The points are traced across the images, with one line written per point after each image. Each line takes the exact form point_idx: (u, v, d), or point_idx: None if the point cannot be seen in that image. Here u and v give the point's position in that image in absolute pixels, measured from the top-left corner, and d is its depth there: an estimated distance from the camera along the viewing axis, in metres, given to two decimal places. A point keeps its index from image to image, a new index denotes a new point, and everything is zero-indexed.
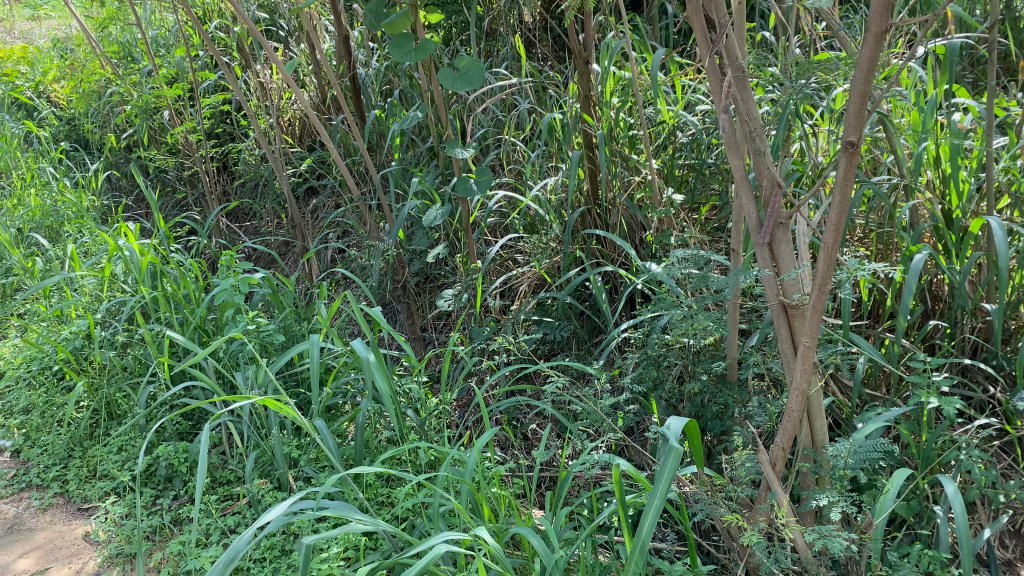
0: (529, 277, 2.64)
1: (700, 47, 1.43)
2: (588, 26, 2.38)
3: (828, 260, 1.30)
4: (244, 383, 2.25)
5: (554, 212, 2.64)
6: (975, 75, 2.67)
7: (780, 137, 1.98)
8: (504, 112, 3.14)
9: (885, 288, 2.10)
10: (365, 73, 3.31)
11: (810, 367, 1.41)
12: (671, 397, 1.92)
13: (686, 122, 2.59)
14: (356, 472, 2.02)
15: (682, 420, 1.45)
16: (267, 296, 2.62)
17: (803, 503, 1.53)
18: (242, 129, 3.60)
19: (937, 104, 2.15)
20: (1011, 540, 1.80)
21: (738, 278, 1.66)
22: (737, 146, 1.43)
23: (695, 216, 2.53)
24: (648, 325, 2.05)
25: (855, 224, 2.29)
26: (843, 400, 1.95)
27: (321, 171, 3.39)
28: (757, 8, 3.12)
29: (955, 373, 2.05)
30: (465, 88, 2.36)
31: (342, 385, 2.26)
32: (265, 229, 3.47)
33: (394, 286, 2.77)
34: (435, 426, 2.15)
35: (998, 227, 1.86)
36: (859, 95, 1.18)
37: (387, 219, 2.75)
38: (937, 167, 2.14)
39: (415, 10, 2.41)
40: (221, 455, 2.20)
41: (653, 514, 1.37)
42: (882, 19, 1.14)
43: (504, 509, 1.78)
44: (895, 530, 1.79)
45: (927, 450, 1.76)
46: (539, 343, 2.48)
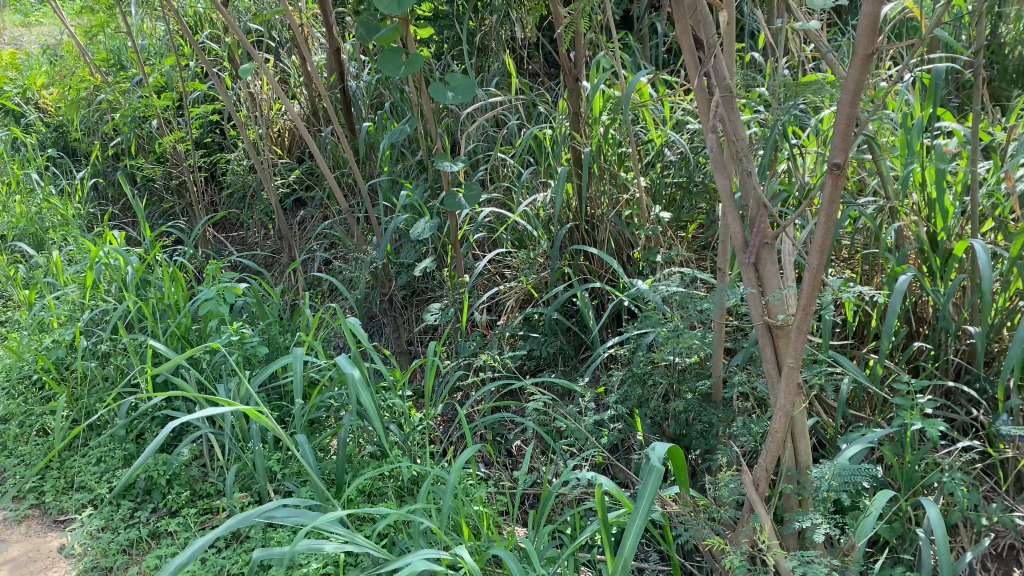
0: (515, 293, 2.63)
1: (688, 67, 1.42)
2: (578, 44, 2.40)
3: (812, 282, 1.29)
4: (227, 394, 2.23)
5: (542, 228, 2.66)
6: (960, 100, 2.70)
7: (766, 158, 1.99)
8: (494, 128, 3.15)
9: (870, 309, 2.11)
10: (356, 86, 3.31)
11: (794, 388, 1.40)
12: (657, 414, 1.91)
13: (674, 141, 2.60)
14: (337, 487, 1.99)
15: (666, 441, 1.45)
16: (251, 306, 2.60)
17: (786, 525, 1.52)
18: (231, 140, 3.59)
19: (923, 127, 2.17)
20: (993, 563, 1.80)
21: (725, 297, 1.66)
22: (723, 165, 1.44)
23: (682, 234, 2.53)
24: (634, 342, 2.05)
25: (841, 245, 2.30)
26: (827, 421, 1.95)
27: (310, 182, 3.38)
28: (747, 29, 3.14)
29: (939, 395, 2.06)
30: (455, 102, 2.37)
31: (325, 399, 2.24)
32: (251, 240, 3.45)
33: (381, 299, 2.76)
34: (418, 442, 2.13)
35: (982, 250, 1.88)
36: (846, 116, 1.18)
37: (375, 232, 2.73)
38: (922, 190, 2.16)
39: (405, 24, 2.41)
40: (201, 468, 2.17)
41: (635, 532, 1.36)
42: (870, 41, 1.13)
43: (485, 527, 1.78)
44: (877, 552, 1.79)
45: (911, 472, 1.76)
46: (526, 359, 2.47)
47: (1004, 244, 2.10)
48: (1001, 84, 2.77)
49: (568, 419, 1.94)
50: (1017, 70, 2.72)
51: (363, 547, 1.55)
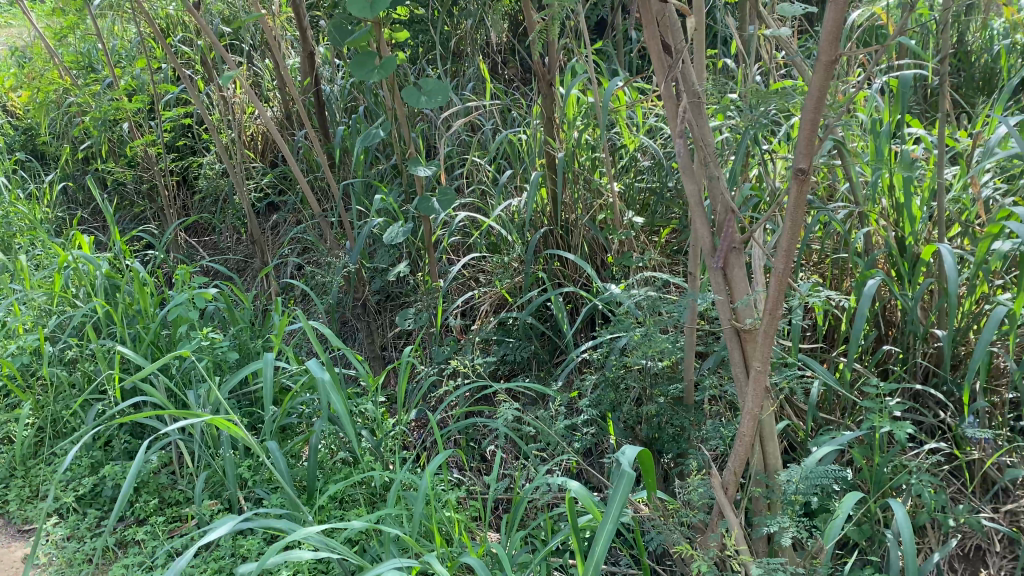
0: (489, 297, 2.63)
1: (656, 73, 1.43)
2: (552, 50, 2.41)
3: (778, 286, 1.30)
4: (196, 400, 2.20)
5: (516, 232, 2.66)
6: (927, 107, 2.74)
7: (737, 164, 2.01)
8: (469, 132, 3.14)
9: (839, 313, 2.13)
10: (330, 90, 3.29)
11: (762, 392, 1.41)
12: (629, 419, 1.91)
13: (647, 146, 2.62)
14: (308, 494, 1.97)
15: (636, 445, 1.45)
16: (221, 311, 2.58)
17: (755, 529, 1.53)
18: (203, 143, 3.56)
19: (891, 133, 2.20)
20: (960, 564, 1.82)
21: (695, 301, 1.66)
22: (691, 170, 1.45)
23: (655, 239, 2.54)
24: (607, 346, 2.05)
25: (811, 249, 2.32)
26: (798, 423, 1.97)
27: (283, 186, 3.36)
28: (719, 35, 3.18)
29: (907, 397, 2.08)
30: (429, 106, 2.36)
31: (297, 405, 2.22)
32: (224, 245, 3.41)
33: (354, 304, 2.74)
34: (390, 448, 2.12)
35: (948, 255, 1.90)
36: (810, 123, 1.19)
37: (348, 236, 2.71)
38: (890, 195, 2.19)
39: (378, 28, 2.41)
40: (170, 476, 2.14)
41: (605, 536, 1.36)
42: (832, 49, 1.14)
43: (457, 533, 1.77)
44: (846, 554, 1.80)
45: (879, 474, 1.78)
46: (499, 363, 2.46)
47: (970, 249, 2.13)
48: (968, 91, 2.89)
49: (541, 424, 1.93)
50: (983, 77, 2.85)
51: (333, 554, 1.53)
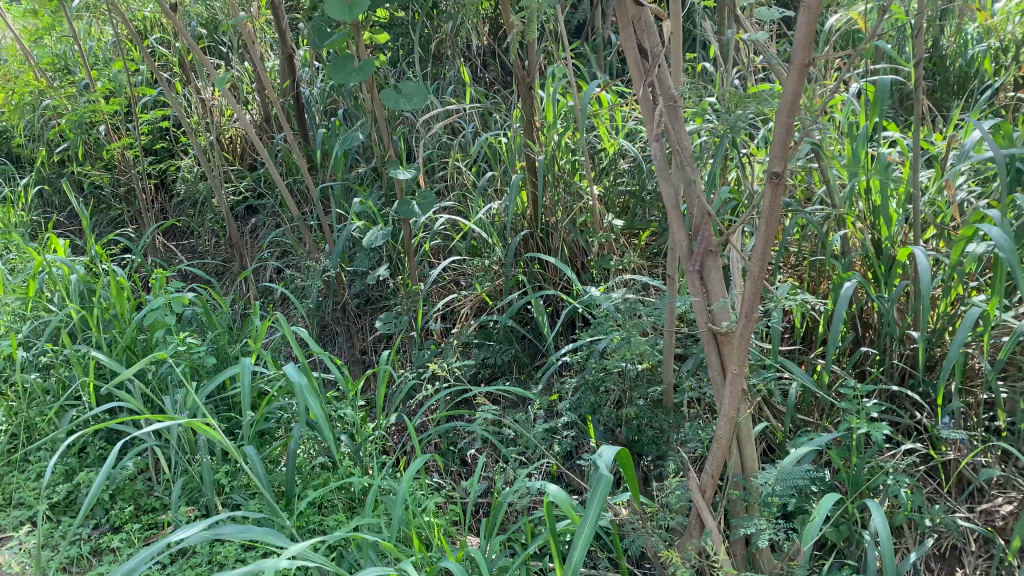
0: (469, 301, 2.63)
1: (632, 76, 1.43)
2: (531, 53, 2.41)
3: (754, 289, 1.31)
4: (173, 405, 2.18)
5: (497, 235, 2.65)
6: (902, 110, 2.77)
7: (715, 167, 2.02)
8: (449, 135, 3.14)
9: (817, 315, 2.15)
10: (310, 93, 3.28)
11: (738, 395, 1.42)
12: (609, 421, 1.91)
13: (627, 150, 2.62)
14: (286, 499, 1.96)
15: (615, 447, 1.45)
16: (199, 315, 2.55)
17: (732, 532, 1.54)
18: (181, 146, 3.53)
19: (867, 136, 2.22)
20: (937, 564, 1.83)
21: (673, 304, 1.67)
22: (667, 173, 1.45)
23: (635, 242, 2.55)
24: (587, 349, 2.05)
25: (789, 252, 2.33)
26: (776, 425, 1.98)
27: (262, 190, 3.34)
28: (698, 39, 3.20)
29: (884, 398, 2.10)
30: (409, 109, 2.35)
31: (275, 410, 2.20)
32: (202, 248, 3.39)
33: (334, 308, 2.72)
34: (370, 452, 2.11)
35: (923, 257, 1.92)
36: (785, 127, 1.20)
37: (327, 239, 2.69)
38: (867, 198, 2.21)
39: (357, 31, 2.40)
40: (147, 482, 2.12)
41: (583, 539, 1.36)
42: (805, 53, 1.15)
43: (436, 538, 1.77)
44: (824, 555, 1.81)
45: (856, 475, 1.79)
46: (480, 367, 2.45)
47: (945, 251, 2.15)
48: (943, 95, 2.92)
49: (520, 427, 1.93)
50: (958, 82, 2.88)
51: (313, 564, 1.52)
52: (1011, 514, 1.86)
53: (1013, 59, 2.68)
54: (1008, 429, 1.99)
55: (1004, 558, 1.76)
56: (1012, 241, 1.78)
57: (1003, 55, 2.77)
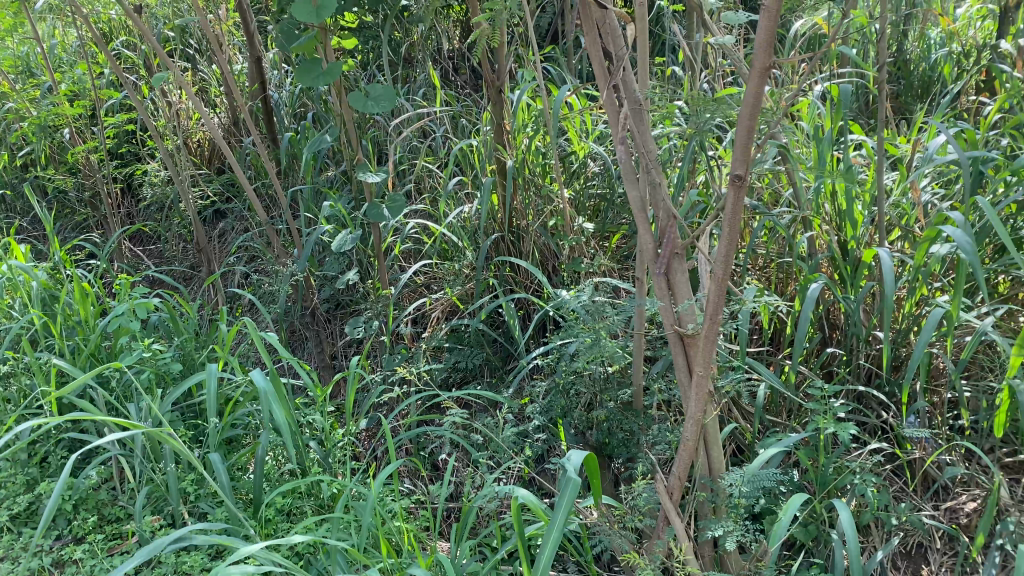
0: (440, 304, 2.61)
1: (598, 79, 1.44)
2: (501, 56, 2.41)
3: (718, 292, 1.32)
4: (138, 413, 2.15)
5: (468, 239, 2.65)
6: (868, 113, 2.81)
7: (683, 170, 2.03)
8: (419, 139, 3.12)
9: (785, 316, 2.17)
10: (279, 96, 3.25)
11: (704, 396, 1.42)
12: (579, 424, 1.91)
13: (597, 153, 2.63)
14: (254, 506, 1.94)
15: (583, 450, 1.45)
16: (165, 321, 2.52)
17: (701, 534, 1.54)
18: (147, 150, 3.49)
19: (833, 139, 2.24)
20: (903, 562, 1.85)
21: (641, 306, 1.68)
22: (633, 177, 1.46)
23: (606, 245, 2.56)
24: (557, 352, 2.05)
25: (757, 255, 2.35)
26: (745, 427, 1.99)
27: (230, 194, 3.30)
28: (667, 43, 3.23)
29: (851, 398, 2.12)
30: (377, 112, 2.33)
31: (242, 417, 2.18)
32: (169, 253, 3.34)
33: (303, 313, 2.70)
34: (339, 459, 2.09)
35: (888, 258, 1.94)
36: (746, 131, 1.21)
37: (296, 244, 2.67)
38: (833, 200, 2.23)
39: (324, 34, 2.38)
40: (111, 491, 2.08)
41: (551, 543, 1.36)
42: (766, 57, 1.16)
43: (406, 544, 1.76)
44: (793, 555, 1.83)
45: (824, 475, 1.81)
46: (451, 371, 2.44)
47: (910, 252, 2.18)
48: (908, 98, 2.96)
49: (491, 431, 1.92)
50: (922, 85, 2.93)
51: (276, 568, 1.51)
52: (975, 512, 1.88)
53: (973, 63, 2.72)
54: (971, 427, 2.02)
55: (969, 556, 1.79)
56: (974, 242, 1.81)
57: (965, 59, 2.82)
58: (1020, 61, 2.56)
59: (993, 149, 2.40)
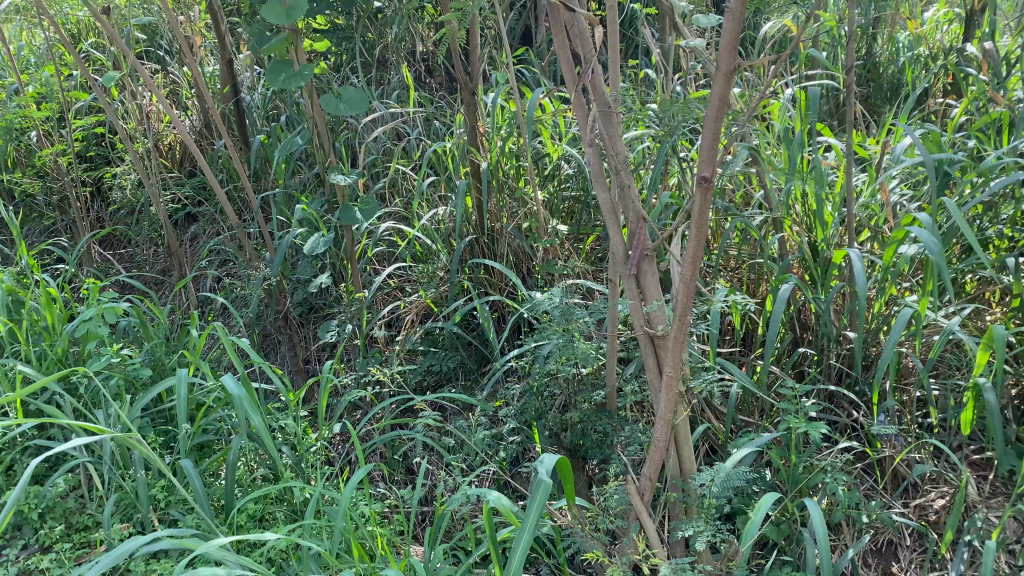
0: (415, 307, 2.60)
1: (567, 81, 1.44)
2: (474, 59, 2.41)
3: (687, 293, 1.32)
4: (106, 419, 2.12)
5: (442, 241, 2.64)
6: (837, 115, 2.84)
7: (656, 171, 2.04)
8: (393, 141, 3.11)
9: (757, 317, 2.18)
10: (251, 98, 3.23)
11: (674, 397, 1.43)
12: (553, 426, 1.91)
13: (571, 155, 2.63)
14: (225, 512, 1.91)
15: (555, 453, 1.45)
16: (134, 325, 2.49)
17: (672, 535, 1.55)
18: (117, 153, 3.44)
19: (803, 141, 2.26)
20: (874, 559, 1.87)
21: (614, 308, 1.68)
22: (603, 179, 1.47)
23: (580, 246, 2.56)
24: (531, 354, 2.05)
25: (730, 256, 2.36)
26: (717, 427, 2.00)
27: (202, 197, 3.27)
28: (640, 46, 3.25)
29: (823, 397, 2.14)
30: (349, 114, 2.31)
31: (214, 422, 2.16)
32: (140, 257, 3.30)
33: (275, 317, 2.68)
34: (312, 463, 2.08)
35: (858, 259, 1.96)
36: (712, 131, 1.21)
37: (268, 247, 2.64)
38: (803, 202, 2.25)
39: (296, 36, 2.36)
40: (78, 500, 2.05)
41: (523, 546, 1.36)
42: (730, 58, 1.17)
43: (379, 548, 1.75)
44: (765, 554, 1.84)
45: (795, 474, 1.82)
46: (425, 374, 2.43)
47: (879, 253, 2.21)
48: (877, 101, 3.00)
49: (463, 434, 1.91)
50: (891, 87, 2.97)
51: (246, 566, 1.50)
52: (943, 509, 1.90)
53: (940, 66, 2.76)
54: (940, 426, 2.05)
55: (937, 552, 1.81)
56: (941, 244, 1.83)
57: (932, 62, 2.86)
58: (985, 65, 2.60)
59: (959, 151, 2.43)
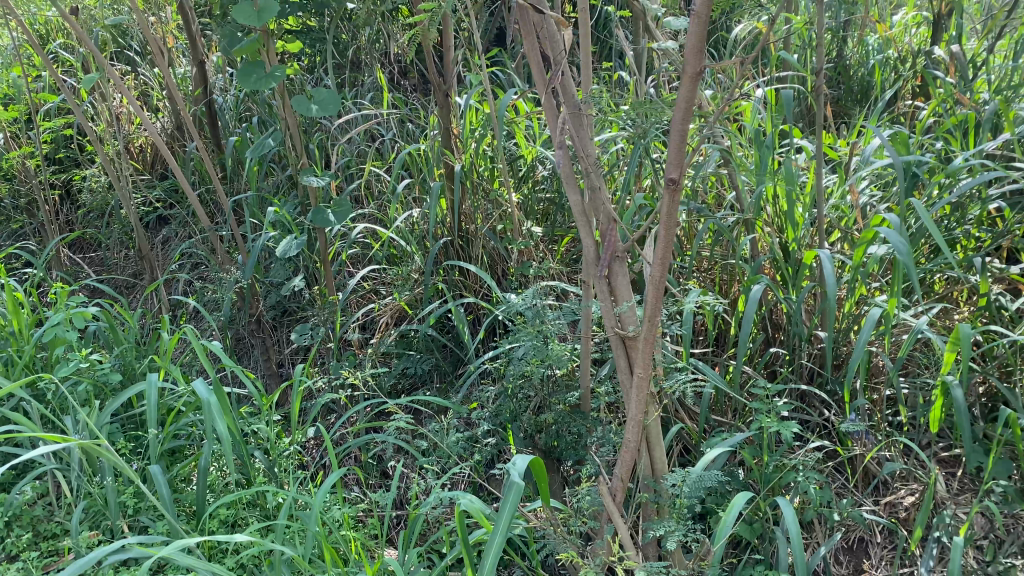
0: (389, 310, 2.59)
1: (536, 83, 1.44)
2: (448, 60, 2.41)
3: (656, 294, 1.33)
4: (74, 425, 2.09)
5: (416, 243, 2.63)
6: (808, 117, 2.87)
7: (629, 172, 2.05)
8: (367, 143, 3.10)
9: (729, 317, 2.20)
10: (223, 99, 3.20)
11: (645, 398, 1.44)
12: (528, 428, 1.91)
13: (545, 157, 2.64)
14: (197, 518, 1.90)
15: (527, 455, 1.44)
16: (103, 330, 2.45)
17: (645, 535, 1.56)
18: (87, 155, 3.40)
19: (775, 143, 2.28)
20: (845, 556, 1.89)
21: (587, 309, 1.68)
22: (574, 181, 1.47)
23: (555, 248, 2.56)
24: (505, 356, 2.05)
25: (703, 257, 2.37)
26: (691, 427, 2.01)
27: (174, 200, 3.24)
28: (614, 49, 3.26)
29: (794, 397, 2.16)
30: (321, 116, 2.30)
31: (185, 428, 2.14)
32: (111, 261, 3.26)
33: (248, 320, 2.65)
34: (285, 468, 2.06)
35: (828, 259, 1.98)
36: (679, 132, 1.22)
37: (240, 250, 2.62)
38: (774, 203, 2.27)
39: (267, 37, 2.34)
40: (46, 507, 2.02)
41: (495, 548, 1.36)
42: (697, 60, 1.17)
43: (353, 553, 1.74)
44: (739, 552, 1.85)
45: (766, 473, 1.83)
46: (400, 378, 2.42)
47: (849, 253, 2.23)
48: (847, 103, 3.03)
49: (436, 437, 1.93)
50: (861, 89, 3.00)
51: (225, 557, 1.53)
52: (913, 505, 1.93)
53: (909, 68, 2.80)
54: (909, 424, 2.07)
55: (907, 548, 1.84)
56: (909, 244, 1.85)
57: (901, 64, 2.90)
58: (952, 68, 2.65)
59: (927, 153, 2.47)
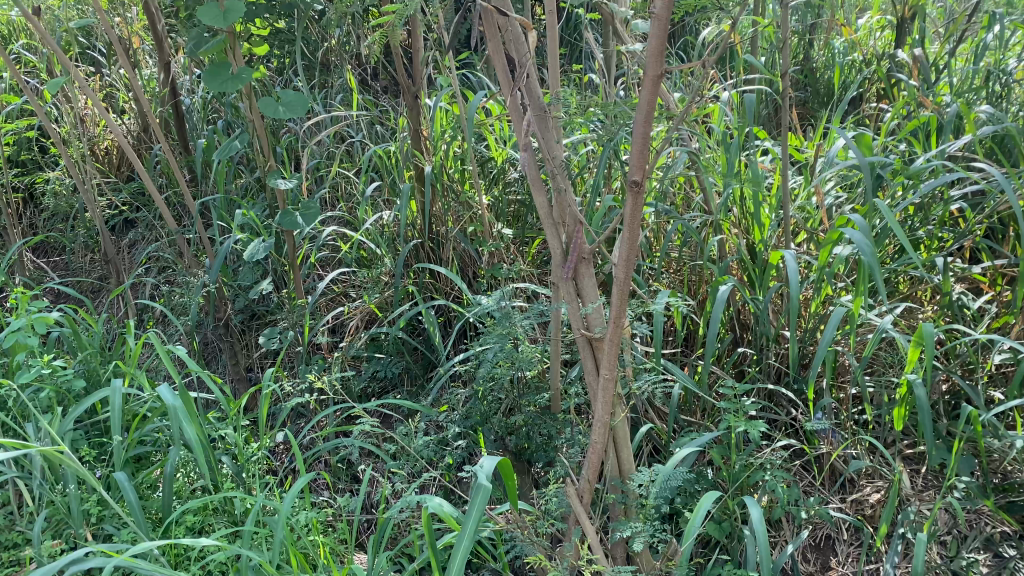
0: (359, 312, 2.58)
1: (501, 86, 1.44)
2: (418, 62, 2.40)
3: (621, 296, 1.33)
4: (35, 433, 2.05)
5: (386, 245, 2.62)
6: (775, 119, 2.90)
7: (598, 174, 2.06)
8: (337, 145, 3.08)
9: (698, 318, 2.21)
10: (190, 101, 3.16)
11: (611, 399, 1.44)
12: (498, 431, 1.91)
13: (516, 159, 2.64)
14: (163, 524, 1.87)
15: (495, 457, 1.44)
16: (66, 335, 2.41)
17: (614, 536, 1.56)
18: (50, 158, 3.35)
19: (742, 144, 2.30)
20: (812, 554, 1.91)
21: (556, 310, 1.69)
22: (540, 183, 1.48)
23: (525, 250, 2.56)
24: (474, 358, 2.05)
25: (671, 258, 2.39)
26: (660, 427, 2.02)
27: (140, 202, 3.20)
28: (585, 51, 3.27)
29: (762, 396, 2.18)
30: (288, 117, 2.28)
31: (151, 433, 2.11)
32: (76, 264, 3.21)
33: (216, 324, 2.62)
34: (254, 473, 2.04)
35: (793, 260, 2.00)
36: (641, 135, 1.22)
37: (207, 253, 2.59)
38: (741, 204, 2.29)
39: (234, 38, 2.32)
40: (7, 516, 1.98)
41: (462, 550, 1.35)
42: (657, 64, 1.18)
43: (322, 558, 1.73)
44: (708, 551, 1.86)
45: (734, 472, 1.84)
46: (370, 381, 2.41)
47: (815, 254, 2.26)
48: (814, 104, 3.07)
49: (403, 441, 1.88)
50: (827, 91, 3.04)
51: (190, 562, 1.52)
52: (878, 503, 1.95)
53: (874, 70, 2.84)
54: (875, 422, 2.10)
55: (872, 545, 1.86)
56: (873, 245, 1.88)
57: (866, 67, 2.94)
58: (916, 71, 2.69)
59: (891, 154, 2.50)
